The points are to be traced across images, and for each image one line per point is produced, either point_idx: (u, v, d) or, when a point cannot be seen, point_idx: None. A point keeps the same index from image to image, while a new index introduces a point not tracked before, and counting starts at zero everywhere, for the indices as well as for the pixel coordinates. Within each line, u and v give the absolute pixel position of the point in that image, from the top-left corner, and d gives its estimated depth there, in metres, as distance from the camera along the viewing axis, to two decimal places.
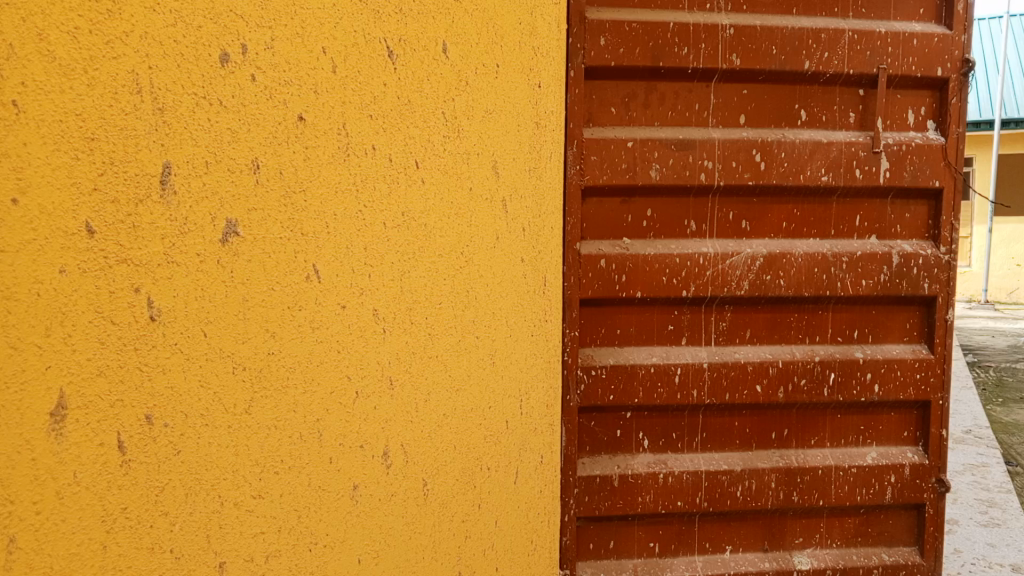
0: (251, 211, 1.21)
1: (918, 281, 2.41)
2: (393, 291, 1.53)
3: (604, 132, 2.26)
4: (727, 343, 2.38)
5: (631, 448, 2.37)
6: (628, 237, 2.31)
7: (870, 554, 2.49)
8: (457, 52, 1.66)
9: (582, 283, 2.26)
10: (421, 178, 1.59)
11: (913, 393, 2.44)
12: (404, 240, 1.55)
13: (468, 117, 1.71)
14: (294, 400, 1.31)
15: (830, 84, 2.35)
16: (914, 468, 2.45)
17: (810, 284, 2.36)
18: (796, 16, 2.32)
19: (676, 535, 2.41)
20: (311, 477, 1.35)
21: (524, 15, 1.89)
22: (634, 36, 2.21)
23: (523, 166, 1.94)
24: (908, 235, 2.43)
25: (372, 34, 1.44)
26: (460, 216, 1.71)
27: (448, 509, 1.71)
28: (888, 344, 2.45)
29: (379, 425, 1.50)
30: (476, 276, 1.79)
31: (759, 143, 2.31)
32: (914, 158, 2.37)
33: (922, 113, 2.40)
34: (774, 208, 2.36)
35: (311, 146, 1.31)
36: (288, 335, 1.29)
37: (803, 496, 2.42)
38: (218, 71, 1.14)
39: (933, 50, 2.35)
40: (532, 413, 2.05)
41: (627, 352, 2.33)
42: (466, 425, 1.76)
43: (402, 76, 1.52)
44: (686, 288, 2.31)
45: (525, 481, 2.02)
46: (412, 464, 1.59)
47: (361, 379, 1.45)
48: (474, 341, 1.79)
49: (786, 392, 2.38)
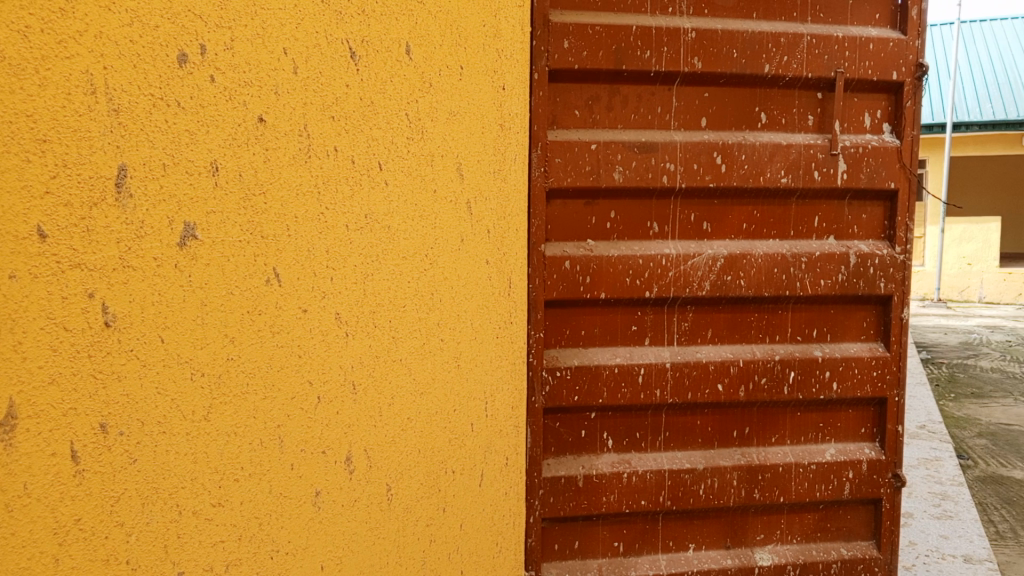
0: (210, 214, 1.12)
1: (874, 280, 2.49)
2: (356, 293, 1.44)
3: (568, 134, 2.27)
4: (688, 343, 2.42)
5: (596, 448, 2.38)
6: (593, 239, 2.33)
7: (829, 549, 2.56)
8: (421, 54, 1.60)
9: (547, 285, 2.27)
10: (384, 181, 1.50)
11: (870, 391, 2.51)
12: (369, 241, 1.47)
13: (432, 119, 1.65)
14: (254, 406, 1.21)
15: (789, 87, 2.42)
16: (871, 463, 2.52)
17: (770, 284, 2.41)
18: (756, 20, 2.38)
19: (640, 534, 2.43)
20: (271, 484, 1.25)
21: (488, 18, 1.86)
22: (598, 40, 2.24)
23: (487, 169, 1.91)
24: (864, 235, 2.51)
25: (334, 35, 1.35)
26: (424, 218, 1.64)
27: (413, 514, 1.65)
28: (845, 342, 2.52)
29: (343, 429, 1.41)
30: (441, 279, 1.73)
31: (720, 145, 2.35)
32: (870, 160, 2.45)
33: (878, 116, 2.48)
34: (734, 210, 2.41)
35: (271, 148, 1.23)
36: (247, 339, 1.19)
37: (764, 492, 2.46)
38: (175, 72, 1.05)
39: (888, 54, 2.43)
40: (497, 415, 2.03)
41: (592, 353, 2.35)
42: (432, 430, 1.71)
43: (365, 78, 1.44)
44: (649, 289, 2.35)
45: (491, 483, 2.00)
46: (376, 469, 1.51)
47: (323, 383, 1.36)
48: (439, 343, 1.72)
49: (747, 390, 2.43)
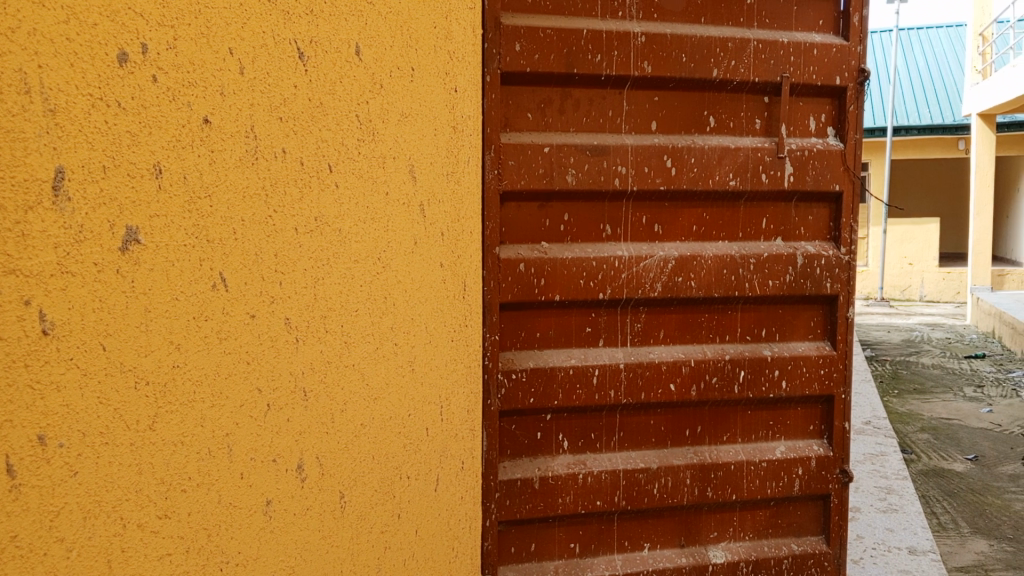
0: (153, 218, 1.09)
1: (820, 280, 2.54)
2: (306, 298, 1.42)
3: (521, 137, 2.28)
4: (641, 343, 2.44)
5: (552, 449, 2.38)
6: (547, 241, 2.33)
7: (780, 545, 2.60)
8: (371, 55, 1.58)
9: (502, 288, 2.27)
10: (334, 183, 1.48)
11: (818, 388, 2.57)
12: (319, 244, 1.45)
13: (383, 120, 1.64)
14: (201, 415, 1.17)
15: (736, 92, 2.46)
16: (820, 459, 2.58)
17: (719, 285, 2.45)
18: (704, 25, 2.41)
19: (596, 535, 2.44)
20: (221, 494, 1.22)
21: (440, 19, 1.85)
22: (549, 43, 2.24)
23: (440, 171, 1.90)
24: (811, 236, 2.57)
25: (282, 35, 1.33)
26: (376, 221, 1.63)
27: (367, 521, 1.63)
28: (794, 341, 2.57)
29: (293, 437, 1.39)
30: (394, 282, 1.71)
31: (670, 149, 2.38)
32: (815, 163, 2.51)
33: (823, 120, 2.55)
34: (684, 212, 2.44)
35: (217, 149, 1.20)
36: (193, 346, 1.16)
37: (717, 491, 2.50)
38: (115, 71, 1.02)
39: (831, 60, 2.49)
40: (452, 419, 2.01)
41: (546, 355, 2.35)
42: (386, 436, 1.69)
43: (313, 79, 1.41)
44: (602, 291, 2.36)
45: (447, 488, 1.99)
46: (328, 476, 1.49)
47: (273, 390, 1.33)
48: (393, 348, 1.71)
49: (699, 390, 2.46)
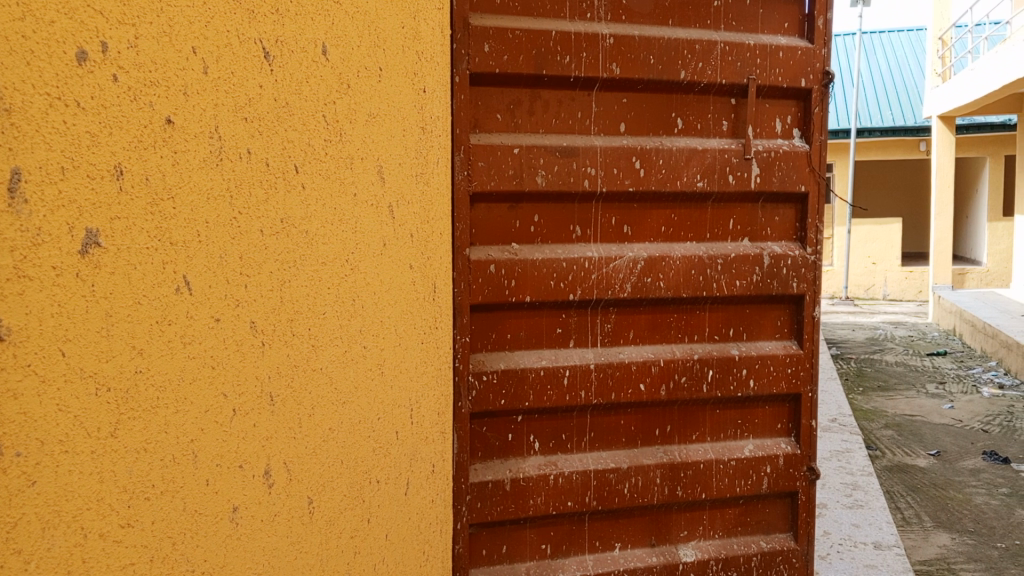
0: (114, 220, 1.06)
1: (787, 280, 2.58)
2: (272, 301, 1.39)
3: (490, 138, 2.27)
4: (611, 344, 2.44)
5: (523, 451, 2.38)
6: (517, 243, 2.33)
7: (749, 542, 2.63)
8: (337, 55, 1.56)
9: (472, 289, 2.26)
10: (301, 184, 1.46)
11: (785, 387, 2.60)
12: (285, 246, 1.42)
13: (350, 121, 1.62)
14: (164, 421, 1.15)
15: (704, 94, 2.48)
16: (787, 457, 2.61)
17: (688, 285, 2.47)
18: (671, 27, 2.43)
19: (567, 535, 2.44)
20: (186, 501, 1.19)
21: (407, 19, 1.84)
22: (518, 44, 2.24)
23: (409, 172, 1.89)
24: (777, 237, 2.60)
25: (247, 34, 1.31)
26: (345, 223, 1.61)
27: (336, 526, 1.61)
28: (761, 340, 2.60)
29: (260, 442, 1.37)
30: (363, 284, 1.69)
31: (639, 150, 2.39)
32: (781, 164, 2.54)
33: (788, 122, 2.58)
34: (653, 213, 2.46)
35: (180, 150, 1.17)
36: (156, 351, 1.14)
37: (687, 489, 2.51)
38: (74, 70, 1.00)
39: (797, 62, 2.52)
40: (422, 422, 2.00)
41: (517, 356, 2.35)
42: (355, 440, 1.68)
43: (279, 79, 1.39)
44: (572, 292, 2.36)
45: (417, 492, 1.98)
46: (296, 482, 1.47)
47: (239, 395, 1.31)
48: (362, 351, 1.70)
49: (668, 390, 2.48)
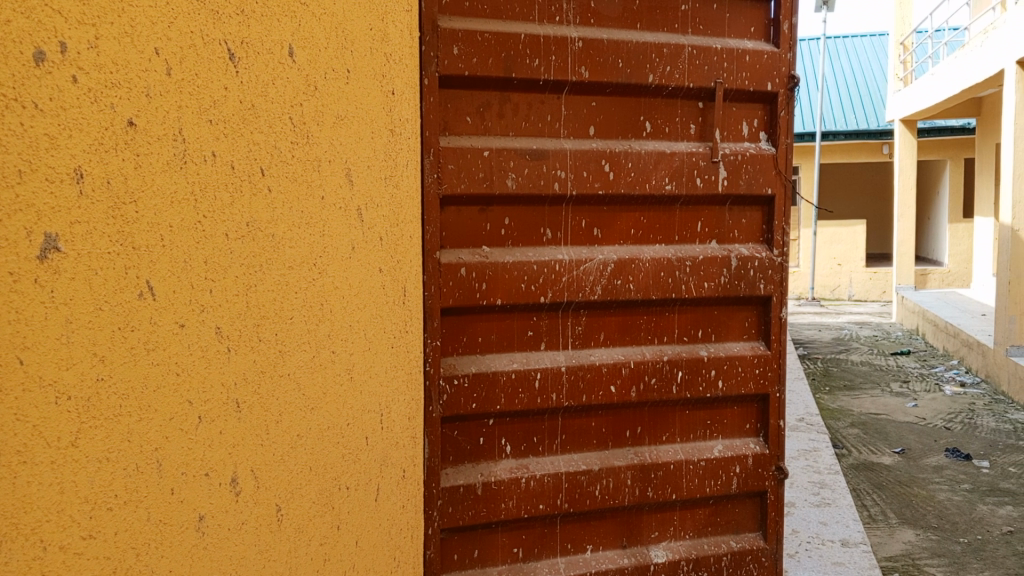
0: (75, 224, 1.03)
1: (754, 281, 2.60)
2: (238, 306, 1.37)
3: (459, 141, 2.27)
4: (582, 346, 2.45)
5: (494, 454, 2.37)
6: (488, 246, 2.33)
7: (719, 542, 2.65)
8: (304, 57, 1.55)
9: (443, 292, 2.25)
10: (266, 187, 1.44)
11: (753, 387, 2.63)
12: (251, 250, 1.40)
13: (318, 123, 1.60)
14: (128, 429, 1.12)
15: (672, 97, 2.50)
16: (756, 457, 2.64)
17: (657, 287, 2.49)
18: (640, 31, 2.44)
19: (539, 538, 2.44)
20: (150, 511, 1.17)
21: (375, 22, 1.83)
22: (487, 47, 2.24)
23: (378, 175, 1.88)
24: (744, 239, 2.63)
25: (211, 35, 1.29)
26: (313, 226, 1.59)
27: (305, 534, 1.59)
28: (729, 341, 2.63)
29: (226, 450, 1.34)
30: (331, 288, 1.68)
31: (608, 153, 2.40)
32: (748, 167, 2.57)
33: (755, 125, 2.61)
34: (622, 215, 2.47)
35: (143, 153, 1.15)
36: (119, 358, 1.11)
37: (657, 490, 2.53)
38: (31, 70, 0.97)
39: (763, 66, 2.55)
40: (392, 427, 1.99)
41: (488, 360, 2.34)
42: (324, 446, 1.66)
43: (244, 81, 1.37)
44: (543, 295, 2.36)
45: (388, 497, 1.96)
46: (264, 489, 1.45)
47: (204, 402, 1.28)
48: (330, 356, 1.68)
49: (638, 391, 2.49)
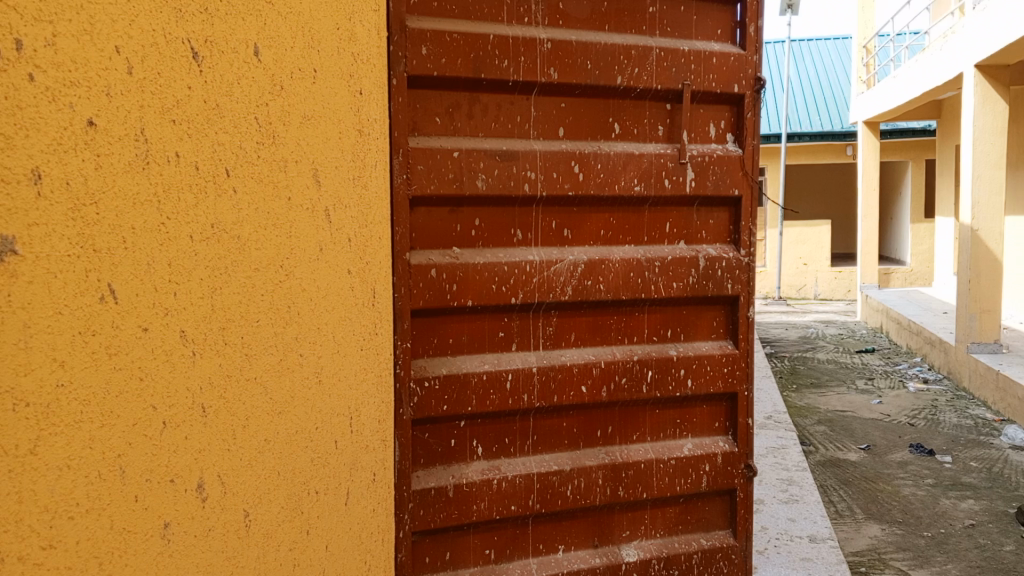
0: (32, 226, 1.01)
1: (722, 281, 2.63)
2: (204, 309, 1.35)
3: (429, 141, 2.26)
4: (553, 347, 2.45)
5: (466, 456, 2.36)
6: (458, 247, 2.32)
7: (689, 540, 2.67)
8: (270, 56, 1.53)
9: (413, 294, 2.24)
10: (232, 188, 1.42)
11: (722, 386, 2.65)
12: (216, 252, 1.38)
13: (284, 123, 1.58)
14: (89, 436, 1.10)
15: (640, 99, 2.51)
16: (725, 455, 2.66)
17: (627, 288, 2.50)
18: (608, 33, 2.45)
19: (510, 539, 2.43)
20: (113, 519, 1.14)
21: (342, 22, 1.81)
22: (456, 47, 2.23)
23: (346, 176, 1.86)
24: (712, 239, 2.65)
25: (174, 34, 1.26)
26: (280, 227, 1.58)
27: (274, 539, 1.57)
28: (698, 341, 2.65)
29: (192, 455, 1.32)
30: (299, 290, 1.66)
31: (577, 154, 2.41)
32: (715, 168, 2.60)
33: (722, 127, 2.63)
34: (592, 216, 2.48)
35: (104, 153, 1.12)
36: (79, 363, 1.08)
37: (628, 490, 2.54)
38: None
39: (729, 68, 2.58)
40: (362, 430, 1.97)
41: (459, 361, 2.33)
42: (292, 450, 1.64)
43: (208, 80, 1.35)
44: (514, 296, 2.36)
45: (358, 501, 1.95)
46: (231, 495, 1.42)
47: (169, 407, 1.26)
48: (298, 359, 1.66)
49: (609, 391, 2.49)
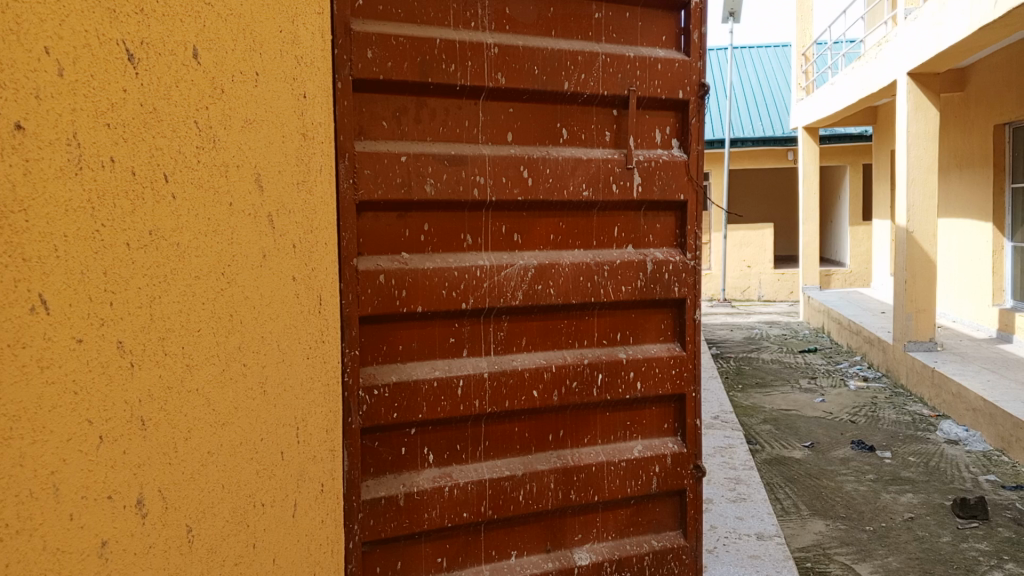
0: None
1: (669, 284, 2.66)
2: (142, 319, 1.30)
3: (376, 145, 2.23)
4: (504, 352, 2.44)
5: (416, 464, 2.34)
6: (407, 253, 2.30)
7: (641, 542, 2.69)
8: (210, 58, 1.49)
9: (361, 300, 2.21)
10: (171, 194, 1.38)
11: (670, 387, 2.68)
12: (155, 260, 1.33)
13: (225, 127, 1.54)
14: (18, 453, 1.06)
15: (587, 104, 2.53)
16: (674, 456, 2.69)
17: (577, 292, 2.51)
18: (555, 38, 2.46)
19: (463, 547, 2.42)
20: (45, 539, 1.10)
21: (285, 24, 1.78)
22: (402, 51, 2.21)
23: (289, 180, 1.82)
24: (659, 243, 2.68)
25: (107, 35, 1.22)
26: (221, 235, 1.53)
27: (218, 554, 1.52)
28: (646, 344, 2.68)
29: (131, 470, 1.27)
30: (241, 298, 1.61)
31: (526, 160, 2.41)
32: (661, 173, 2.63)
33: (667, 132, 2.67)
34: (541, 221, 2.49)
35: (32, 158, 1.09)
36: (7, 377, 1.05)
37: (580, 493, 2.54)
38: None
39: (674, 74, 2.62)
40: (309, 441, 1.93)
41: (409, 368, 2.31)
42: (237, 463, 1.59)
43: (144, 83, 1.31)
44: (464, 301, 2.35)
45: (305, 512, 1.91)
46: (172, 510, 1.38)
47: (106, 421, 1.22)
48: (241, 369, 1.61)
49: (560, 395, 2.50)
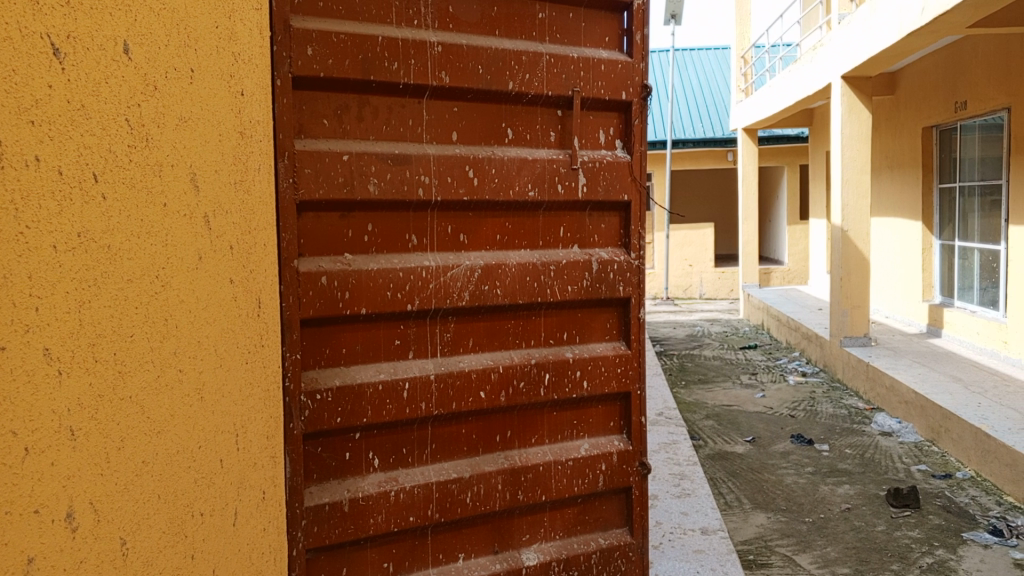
0: None
1: (614, 284, 2.68)
2: (70, 324, 1.25)
3: (316, 144, 2.19)
4: (450, 353, 2.43)
5: (361, 469, 2.30)
6: (350, 253, 2.27)
7: (588, 540, 2.70)
8: (142, 54, 1.44)
9: (303, 303, 2.16)
10: (101, 195, 1.32)
11: (616, 386, 2.70)
12: (83, 262, 1.28)
13: (158, 125, 1.49)
14: None
15: (531, 105, 2.53)
16: (620, 454, 2.71)
17: (524, 292, 2.50)
18: (499, 37, 2.46)
19: (409, 551, 2.39)
20: None
21: (221, 19, 1.73)
22: (343, 48, 2.17)
23: (226, 180, 1.77)
24: (604, 243, 2.70)
25: (31, 28, 1.18)
26: (154, 236, 1.48)
27: (155, 566, 1.47)
28: (593, 342, 2.69)
29: (60, 483, 1.23)
30: (176, 302, 1.55)
31: (471, 159, 2.40)
32: (605, 174, 2.65)
33: (611, 133, 2.70)
34: (487, 221, 2.48)
35: None
36: None
37: (527, 493, 2.54)
38: None
39: (617, 75, 2.64)
40: (249, 447, 1.88)
41: (353, 372, 2.28)
42: (173, 471, 1.54)
43: (71, 78, 1.26)
44: (410, 302, 2.32)
45: (246, 520, 1.86)
46: (105, 523, 1.33)
47: (32, 432, 1.18)
48: (177, 375, 1.55)
49: (507, 396, 2.49)
